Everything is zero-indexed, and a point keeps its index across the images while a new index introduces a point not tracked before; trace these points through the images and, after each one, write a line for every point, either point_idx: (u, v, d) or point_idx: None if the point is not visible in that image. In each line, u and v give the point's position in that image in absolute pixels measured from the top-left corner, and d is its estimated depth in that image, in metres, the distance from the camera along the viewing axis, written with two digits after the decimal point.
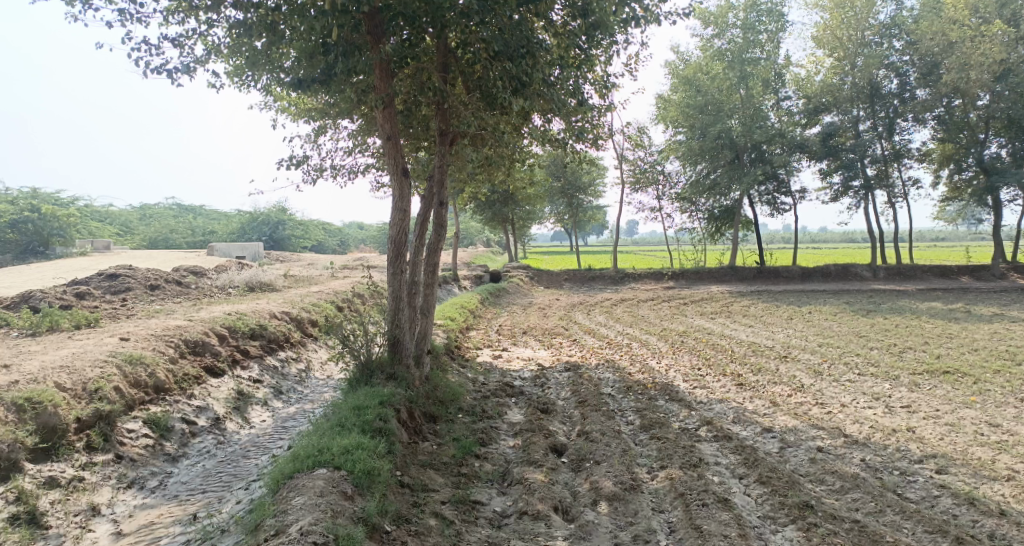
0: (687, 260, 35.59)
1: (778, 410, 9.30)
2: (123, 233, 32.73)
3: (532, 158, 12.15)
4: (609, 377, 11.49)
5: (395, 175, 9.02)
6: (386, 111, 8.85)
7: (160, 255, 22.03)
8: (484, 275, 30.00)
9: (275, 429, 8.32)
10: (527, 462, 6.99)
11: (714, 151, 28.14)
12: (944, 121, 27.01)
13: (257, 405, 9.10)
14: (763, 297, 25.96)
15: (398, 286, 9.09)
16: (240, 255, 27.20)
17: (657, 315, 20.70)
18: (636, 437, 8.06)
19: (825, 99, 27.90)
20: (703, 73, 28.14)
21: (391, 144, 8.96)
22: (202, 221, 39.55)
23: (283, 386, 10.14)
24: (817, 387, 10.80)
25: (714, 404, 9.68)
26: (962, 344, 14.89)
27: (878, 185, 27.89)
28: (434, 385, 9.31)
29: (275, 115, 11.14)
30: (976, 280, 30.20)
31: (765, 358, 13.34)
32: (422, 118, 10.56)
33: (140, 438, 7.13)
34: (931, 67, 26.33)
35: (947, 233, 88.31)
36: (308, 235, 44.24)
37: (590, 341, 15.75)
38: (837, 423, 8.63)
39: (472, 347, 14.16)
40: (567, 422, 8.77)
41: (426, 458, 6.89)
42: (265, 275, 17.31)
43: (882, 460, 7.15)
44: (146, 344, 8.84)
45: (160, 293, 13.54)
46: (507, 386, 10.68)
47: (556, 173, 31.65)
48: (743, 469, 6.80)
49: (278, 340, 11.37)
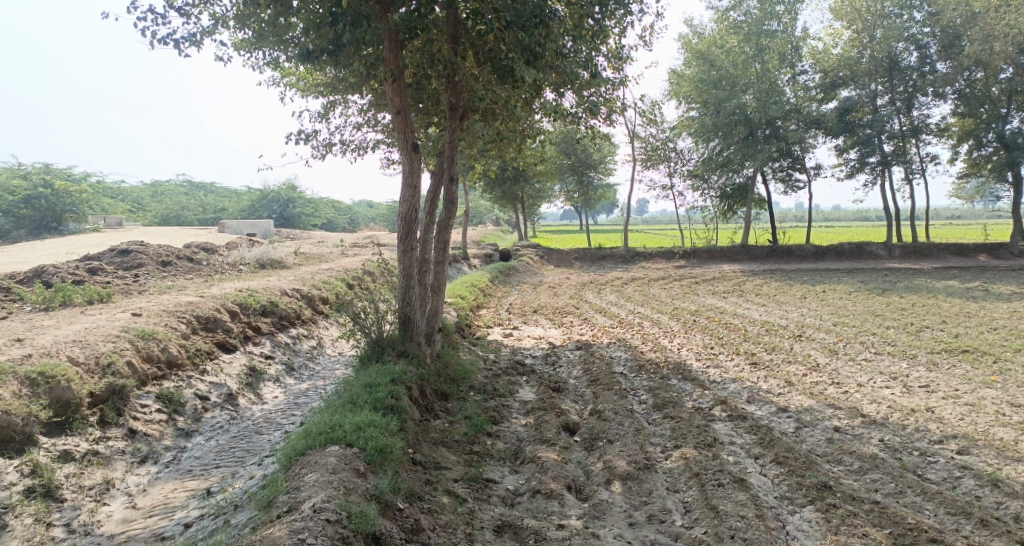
0: (699, 238, 35.30)
1: (793, 390, 9.20)
2: (134, 210, 32.84)
3: (543, 135, 11.96)
4: (621, 356, 11.42)
5: (404, 150, 8.87)
6: (396, 84, 8.67)
7: (172, 231, 22.10)
8: (494, 253, 29.92)
9: (287, 405, 8.31)
10: (540, 441, 6.93)
11: (728, 127, 27.72)
12: (964, 96, 26.46)
13: (269, 381, 9.10)
14: (775, 275, 25.75)
15: (409, 263, 9.00)
16: (251, 232, 27.23)
17: (669, 294, 20.57)
18: (649, 416, 7.99)
19: (842, 73, 27.32)
20: (718, 46, 27.63)
21: (401, 118, 8.79)
22: (213, 198, 39.60)
23: (295, 362, 10.14)
24: (832, 366, 10.69)
25: (728, 383, 9.60)
26: (981, 322, 14.69)
27: (896, 162, 27.40)
28: (445, 363, 9.25)
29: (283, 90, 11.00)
30: (993, 258, 29.80)
31: (779, 337, 13.21)
32: (432, 92, 10.38)
33: (153, 413, 7.12)
34: (952, 39, 25.70)
35: (963, 211, 87.28)
36: (318, 213, 44.23)
37: (602, 320, 15.66)
38: (853, 402, 8.53)
39: (483, 325, 14.11)
40: (579, 401, 8.70)
41: (438, 436, 6.84)
42: (276, 252, 17.31)
43: (901, 440, 7.04)
44: (158, 319, 8.83)
45: (171, 269, 13.55)
46: (519, 364, 10.63)
47: (567, 150, 31.36)
48: (758, 449, 6.71)
49: (289, 317, 11.36)
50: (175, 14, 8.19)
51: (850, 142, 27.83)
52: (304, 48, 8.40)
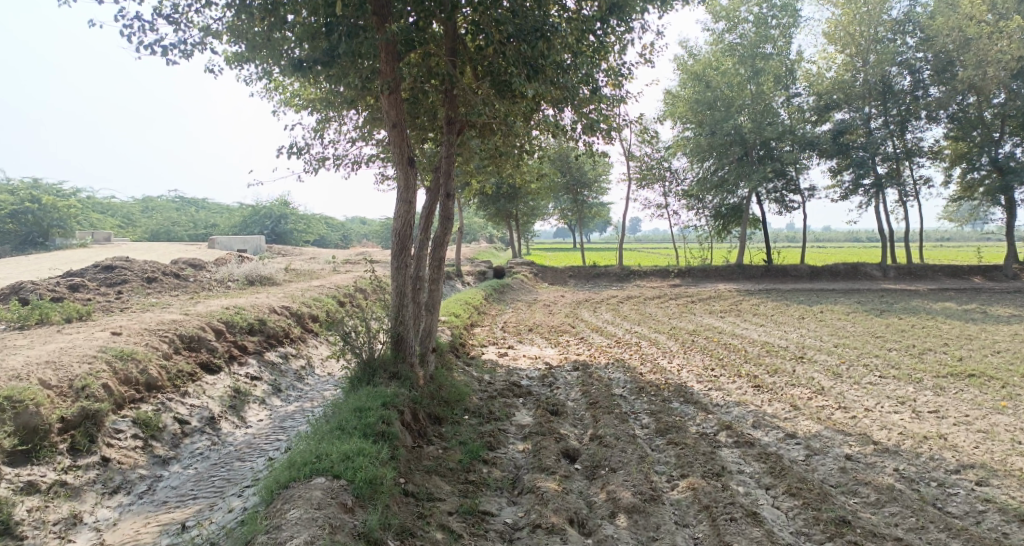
0: (693, 257, 35.15)
1: (800, 415, 8.89)
2: (124, 225, 32.43)
3: (541, 151, 11.71)
4: (620, 377, 11.08)
5: (400, 165, 8.54)
6: (392, 97, 8.37)
7: (160, 247, 21.69)
8: (488, 271, 29.62)
9: (272, 430, 7.91)
10: (540, 469, 6.56)
11: (723, 147, 27.64)
12: (958, 119, 26.52)
13: (254, 404, 8.70)
14: (771, 296, 25.53)
15: (402, 281, 8.65)
16: (242, 249, 26.87)
17: (665, 313, 20.29)
18: (653, 442, 7.63)
19: (836, 95, 27.31)
20: (713, 68, 27.62)
21: (396, 132, 8.48)
22: (204, 213, 39.21)
23: (282, 383, 9.74)
24: (838, 390, 10.38)
25: (731, 407, 9.26)
26: (984, 346, 14.45)
27: (890, 184, 27.37)
28: (439, 385, 8.89)
29: (275, 104, 10.71)
30: (988, 280, 29.71)
31: (780, 358, 12.92)
32: (428, 106, 10.12)
33: (128, 438, 6.72)
34: (945, 63, 25.78)
35: (953, 233, 87.86)
36: (310, 229, 43.85)
37: (598, 339, 15.32)
38: (863, 428, 8.21)
39: (477, 344, 13.73)
40: (578, 425, 8.35)
41: (431, 463, 6.46)
42: (266, 268, 16.93)
43: (917, 470, 6.73)
44: (139, 339, 8.44)
45: (157, 286, 13.16)
46: (515, 385, 10.26)
47: (562, 168, 31.21)
48: (769, 479, 6.37)
49: (277, 336, 10.99)
50: (163, 21, 7.89)
51: (845, 164, 27.83)
52: (298, 59, 8.13)
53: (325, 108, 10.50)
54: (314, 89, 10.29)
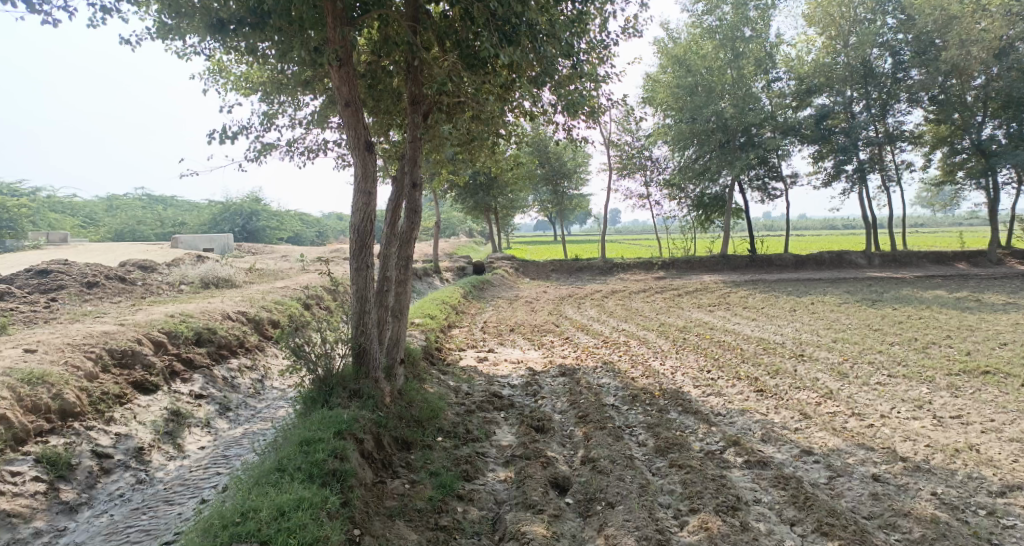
0: (677, 249, 34.37)
1: (812, 424, 8.00)
2: (86, 225, 30.90)
3: (518, 138, 10.66)
4: (609, 383, 10.10)
5: (356, 149, 7.43)
6: (342, 70, 7.25)
7: (117, 248, 20.37)
8: (467, 266, 28.56)
9: (212, 461, 6.96)
10: (525, 506, 5.58)
11: (704, 135, 26.86)
12: (939, 102, 25.82)
13: (196, 427, 7.70)
14: (758, 286, 24.81)
15: (362, 283, 7.56)
16: (208, 248, 25.50)
17: (652, 308, 19.39)
18: (653, 464, 6.68)
19: (817, 80, 26.60)
20: (693, 52, 26.66)
21: (350, 111, 7.37)
22: (172, 211, 37.61)
23: (232, 401, 8.69)
24: (847, 392, 9.47)
25: (735, 417, 8.34)
26: (987, 337, 13.70)
27: (873, 169, 26.75)
28: (408, 401, 7.85)
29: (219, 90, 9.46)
30: (973, 266, 29.27)
31: (778, 357, 12.04)
32: (391, 83, 9.02)
33: (28, 482, 5.80)
34: (925, 45, 25.18)
35: (928, 220, 88.66)
36: (284, 226, 42.39)
37: (584, 339, 14.34)
38: (885, 441, 7.32)
39: (454, 349, 12.67)
40: (567, 444, 7.37)
41: (395, 505, 5.42)
42: (225, 268, 15.75)
43: (959, 494, 5.84)
44: (57, 356, 7.38)
45: (98, 291, 11.98)
46: (495, 396, 9.24)
47: (541, 158, 30.13)
48: (794, 512, 5.50)
49: (230, 346, 9.88)
50: None
51: (827, 150, 27.14)
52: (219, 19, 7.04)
53: (277, 93, 9.34)
54: (264, 70, 9.13)
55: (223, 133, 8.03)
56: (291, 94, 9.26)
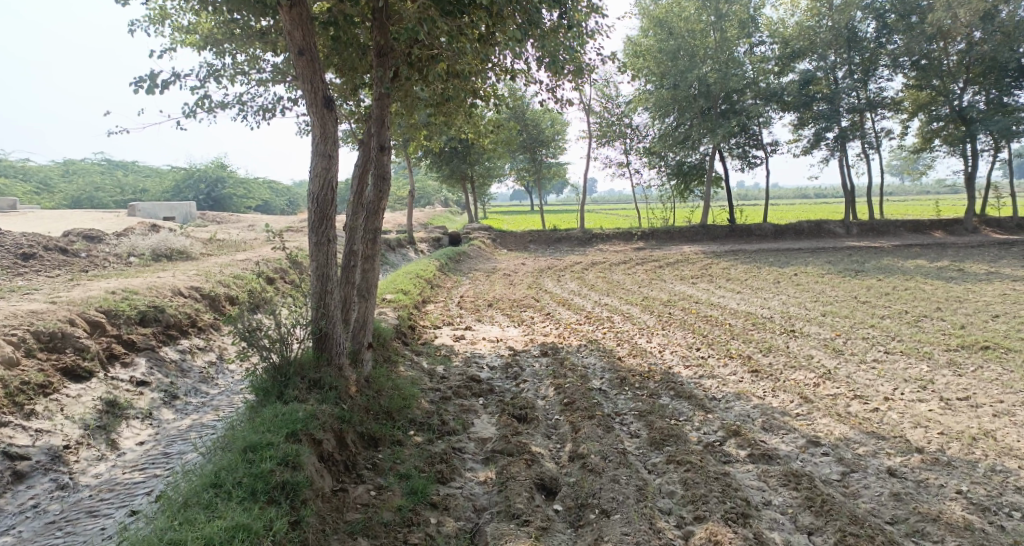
0: (656, 218, 33.75)
1: (814, 409, 7.42)
2: (40, 191, 29.28)
3: (498, 101, 9.73)
4: (595, 364, 9.44)
5: (313, 106, 6.52)
6: (294, 11, 6.28)
7: (69, 217, 19.15)
8: (442, 237, 27.66)
9: (149, 460, 6.23)
10: (508, 517, 4.98)
11: (686, 101, 26.02)
12: (922, 66, 25.13)
13: (135, 421, 6.95)
14: (739, 257, 24.33)
15: (324, 258, 6.69)
16: (169, 217, 24.29)
17: (633, 280, 18.76)
18: (648, 460, 6.06)
19: (801, 44, 25.91)
20: (675, 13, 25.72)
21: (304, 61, 6.43)
22: (134, 177, 35.91)
23: (179, 388, 7.90)
24: (846, 372, 8.91)
25: (731, 402, 7.74)
26: (979, 310, 13.28)
27: (854, 137, 26.19)
28: (377, 390, 7.10)
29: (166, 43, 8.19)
30: (950, 235, 29.09)
31: (769, 333, 11.45)
32: (354, 31, 8.04)
33: None
34: (910, 8, 24.66)
35: (899, 189, 89.52)
36: (252, 194, 40.89)
37: (565, 314, 13.63)
38: (894, 428, 6.78)
39: (428, 326, 11.89)
40: (553, 437, 6.70)
41: (358, 519, 4.73)
42: (180, 239, 14.76)
43: (987, 492, 5.34)
44: None
45: (34, 264, 11.00)
46: (473, 381, 8.53)
47: (518, 123, 29.13)
48: (809, 519, 4.97)
49: (179, 325, 9.03)
50: None
51: (809, 117, 26.53)
52: None
53: (227, 45, 8.25)
54: (211, 17, 8.05)
55: (154, 81, 6.92)
56: (245, 46, 8.19)
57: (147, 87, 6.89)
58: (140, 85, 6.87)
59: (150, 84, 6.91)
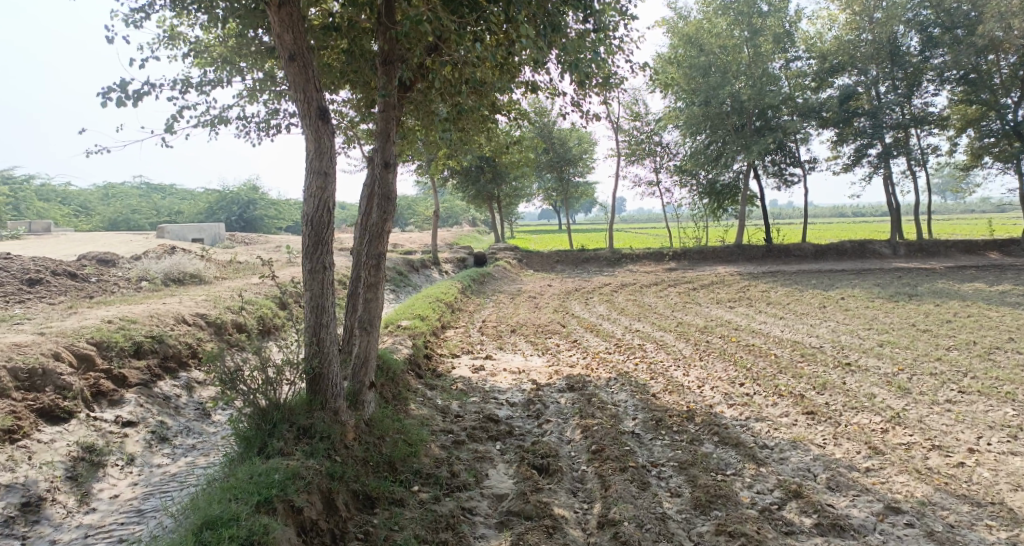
0: (689, 238, 32.55)
1: (887, 462, 6.35)
2: (78, 214, 29.51)
3: (520, 115, 8.87)
4: (626, 402, 8.44)
5: (306, 117, 5.78)
6: (283, 10, 5.56)
7: (97, 240, 18.97)
8: (468, 258, 26.98)
9: (120, 518, 5.49)
10: None
11: (719, 117, 25.03)
12: (969, 80, 23.68)
13: (114, 468, 6.22)
14: (779, 279, 23.11)
15: (317, 286, 5.87)
16: (196, 238, 23.99)
17: (667, 304, 17.68)
18: (694, 529, 5.15)
19: (839, 59, 24.79)
20: (705, 30, 24.89)
21: (296, 67, 5.69)
22: (169, 200, 36.16)
23: (170, 428, 7.16)
24: (917, 415, 7.75)
25: (787, 452, 6.69)
26: None
27: (899, 153, 24.76)
28: (379, 435, 6.25)
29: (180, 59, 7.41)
30: (1006, 256, 27.29)
31: (820, 366, 10.30)
32: (365, 41, 7.38)
33: None
34: (957, 20, 23.34)
35: (942, 207, 86.30)
36: (285, 215, 40.87)
37: (594, 342, 12.64)
38: (988, 490, 5.71)
39: (446, 355, 11.06)
40: (579, 493, 5.79)
41: None
42: (196, 261, 14.28)
43: None
44: None
45: (40, 289, 10.54)
46: (490, 420, 7.63)
47: (546, 142, 28.48)
48: None
49: (178, 357, 8.31)
50: None
51: (849, 133, 25.28)
52: None
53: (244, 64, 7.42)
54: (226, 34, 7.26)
55: (124, 90, 5.97)
56: (259, 65, 7.42)
57: (118, 97, 6.00)
58: (109, 95, 5.93)
59: (118, 93, 5.95)
